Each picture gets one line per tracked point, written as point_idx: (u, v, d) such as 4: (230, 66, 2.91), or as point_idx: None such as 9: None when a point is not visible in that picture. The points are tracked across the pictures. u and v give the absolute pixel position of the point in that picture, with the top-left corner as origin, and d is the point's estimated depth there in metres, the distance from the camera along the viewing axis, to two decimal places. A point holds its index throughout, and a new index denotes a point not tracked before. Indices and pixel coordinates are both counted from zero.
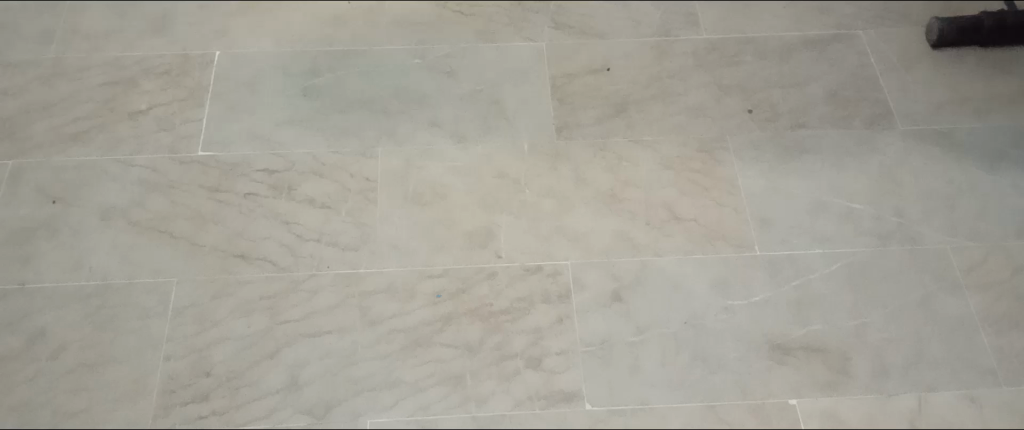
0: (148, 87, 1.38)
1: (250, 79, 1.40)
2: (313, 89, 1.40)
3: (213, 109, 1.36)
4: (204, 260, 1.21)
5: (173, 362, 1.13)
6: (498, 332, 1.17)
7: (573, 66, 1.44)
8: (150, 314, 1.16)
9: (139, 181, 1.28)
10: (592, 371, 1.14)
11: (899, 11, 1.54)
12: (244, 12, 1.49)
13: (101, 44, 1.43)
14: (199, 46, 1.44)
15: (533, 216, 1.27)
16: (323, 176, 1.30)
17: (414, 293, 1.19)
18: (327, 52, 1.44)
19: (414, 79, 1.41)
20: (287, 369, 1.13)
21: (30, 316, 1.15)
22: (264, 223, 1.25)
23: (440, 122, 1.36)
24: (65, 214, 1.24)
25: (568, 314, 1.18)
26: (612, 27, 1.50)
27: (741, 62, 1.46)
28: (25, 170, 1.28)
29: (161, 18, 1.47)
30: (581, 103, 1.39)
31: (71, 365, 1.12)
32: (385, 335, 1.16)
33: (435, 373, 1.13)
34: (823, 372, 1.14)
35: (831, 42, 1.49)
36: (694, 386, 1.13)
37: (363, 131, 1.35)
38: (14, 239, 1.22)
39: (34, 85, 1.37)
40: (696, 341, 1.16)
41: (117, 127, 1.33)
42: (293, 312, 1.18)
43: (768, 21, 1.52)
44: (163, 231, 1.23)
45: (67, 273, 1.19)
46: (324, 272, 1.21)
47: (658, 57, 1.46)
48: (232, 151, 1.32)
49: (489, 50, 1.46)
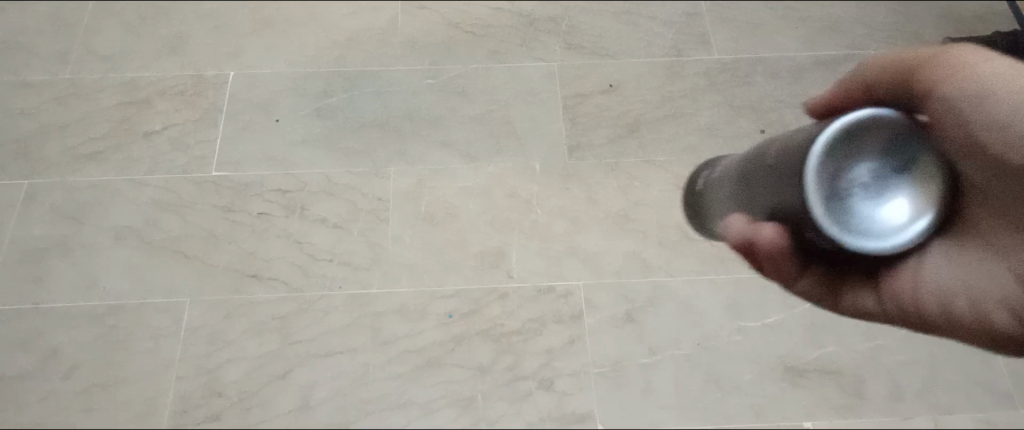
0: (162, 107, 1.39)
1: (264, 99, 1.41)
2: (325, 110, 1.40)
3: (227, 129, 1.37)
4: (216, 280, 1.21)
5: (186, 382, 1.13)
6: (509, 353, 1.16)
7: (585, 87, 1.44)
8: (162, 334, 1.17)
9: (153, 201, 1.29)
10: (605, 393, 1.14)
11: (911, 31, 1.53)
12: (257, 32, 1.50)
13: (115, 63, 1.44)
14: (213, 67, 1.45)
15: (545, 236, 1.26)
16: (335, 196, 1.30)
17: (425, 313, 1.19)
18: (340, 73, 1.45)
19: (426, 99, 1.42)
20: (299, 390, 1.14)
21: (43, 336, 1.16)
22: (276, 243, 1.25)
23: (452, 142, 1.37)
24: (79, 234, 1.25)
25: (579, 335, 1.18)
26: (624, 47, 1.50)
27: (752, 82, 1.46)
28: (40, 190, 1.29)
29: (176, 38, 1.48)
30: (593, 124, 1.39)
31: (84, 385, 1.13)
32: (396, 356, 1.16)
33: (446, 394, 1.13)
34: (838, 394, 1.14)
35: (844, 62, 1.49)
36: (707, 408, 1.13)
37: (375, 152, 1.35)
38: (29, 258, 1.23)
39: (49, 105, 1.37)
40: (709, 363, 1.16)
41: (132, 147, 1.34)
42: (304, 332, 1.18)
43: (781, 40, 1.52)
44: (176, 250, 1.24)
45: (80, 293, 1.20)
46: (335, 293, 1.21)
47: (669, 77, 1.46)
48: (245, 171, 1.32)
49: (501, 70, 1.46)
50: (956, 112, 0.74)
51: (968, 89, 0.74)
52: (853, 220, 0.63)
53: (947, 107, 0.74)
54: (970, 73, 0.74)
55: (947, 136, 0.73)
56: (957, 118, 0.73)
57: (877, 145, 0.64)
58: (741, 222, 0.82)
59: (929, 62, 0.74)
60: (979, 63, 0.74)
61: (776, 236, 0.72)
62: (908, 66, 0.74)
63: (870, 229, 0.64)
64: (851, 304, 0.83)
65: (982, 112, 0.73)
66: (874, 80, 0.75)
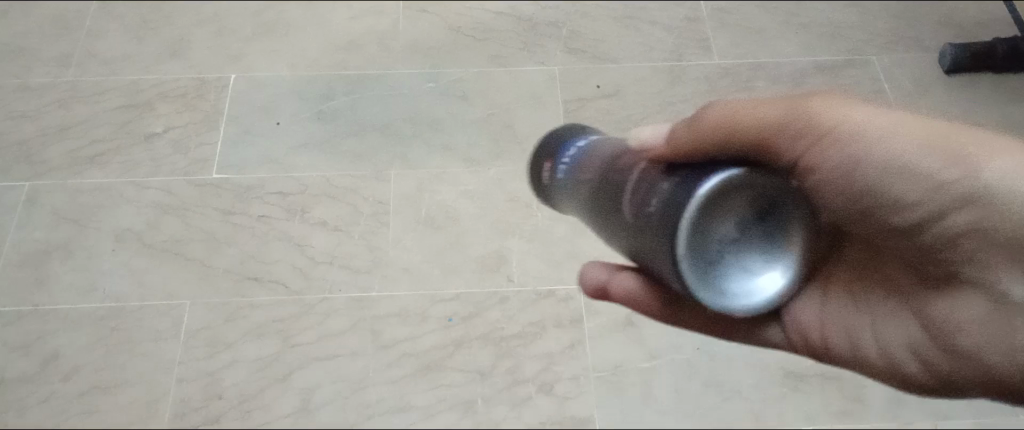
0: (164, 110, 1.39)
1: (265, 103, 1.42)
2: (327, 113, 1.40)
3: (228, 133, 1.37)
4: (217, 283, 1.21)
5: (185, 385, 1.13)
6: (509, 357, 1.16)
7: (586, 91, 1.44)
8: (163, 337, 1.17)
9: (154, 204, 1.29)
10: (605, 398, 1.14)
11: (911, 37, 1.53)
12: (258, 35, 1.50)
13: (117, 66, 1.44)
14: (215, 70, 1.45)
15: (545, 240, 1.26)
16: (336, 199, 1.30)
17: (425, 317, 1.19)
18: (341, 77, 1.46)
19: (427, 103, 1.42)
20: (299, 393, 1.14)
21: (43, 338, 1.16)
22: (276, 247, 1.25)
23: (452, 146, 1.37)
24: (80, 237, 1.25)
25: (579, 339, 1.18)
26: (625, 52, 1.50)
27: (752, 88, 1.46)
28: (42, 192, 1.29)
29: (178, 41, 1.48)
30: (593, 128, 1.40)
31: (83, 387, 1.13)
32: (396, 360, 1.16)
33: (446, 398, 1.13)
34: (839, 399, 1.13)
35: (844, 68, 1.49)
36: (707, 413, 1.13)
37: (376, 155, 1.35)
38: (30, 260, 1.23)
39: (52, 107, 1.38)
40: (709, 368, 1.16)
41: (133, 150, 1.34)
42: (305, 335, 1.18)
43: (782, 46, 1.52)
44: (177, 253, 1.24)
45: (81, 296, 1.20)
46: (335, 296, 1.21)
47: (670, 81, 1.46)
48: (246, 174, 1.33)
49: (503, 75, 1.46)
50: (846, 161, 0.71)
51: (841, 137, 0.70)
52: (726, 288, 0.57)
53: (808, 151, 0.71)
54: (866, 115, 0.70)
55: (814, 186, 0.73)
56: (842, 163, 0.71)
57: (739, 208, 0.55)
58: (598, 268, 0.80)
59: (796, 107, 0.69)
60: (858, 103, 0.71)
61: (633, 288, 0.72)
62: (778, 115, 0.68)
63: (742, 300, 0.58)
64: (764, 337, 0.80)
65: (874, 155, 0.69)
66: (767, 118, 0.67)
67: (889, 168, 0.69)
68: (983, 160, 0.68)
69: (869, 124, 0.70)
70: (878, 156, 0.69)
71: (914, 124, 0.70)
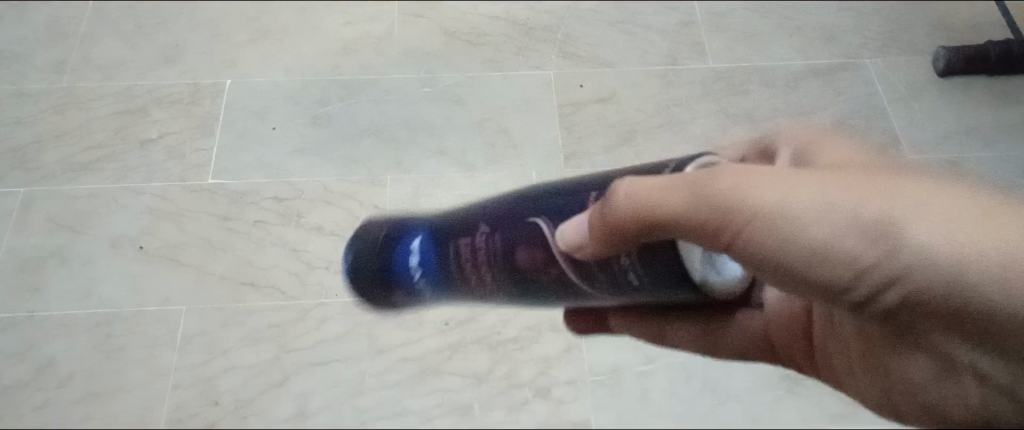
0: (160, 116, 1.39)
1: (261, 108, 1.42)
2: (322, 118, 1.41)
3: (224, 138, 1.37)
4: (212, 289, 1.21)
5: (181, 391, 1.13)
6: (506, 361, 1.16)
7: (581, 95, 1.45)
8: (158, 343, 1.16)
9: (150, 210, 1.29)
10: (602, 401, 1.14)
11: (905, 40, 1.54)
12: (254, 41, 1.50)
13: (112, 72, 1.44)
14: (210, 76, 1.45)
15: None
16: (332, 204, 1.30)
17: (422, 321, 1.18)
18: (336, 82, 1.46)
19: (423, 107, 1.42)
20: (295, 399, 1.13)
21: (39, 346, 1.16)
22: (273, 252, 1.25)
23: (448, 151, 1.37)
24: (76, 243, 1.25)
25: (576, 342, 1.17)
26: (620, 56, 1.51)
27: (747, 91, 1.47)
28: (38, 199, 1.29)
29: (172, 47, 1.48)
30: (589, 132, 1.40)
31: (78, 394, 1.12)
32: (393, 365, 1.16)
33: (443, 403, 1.13)
34: (836, 401, 1.13)
35: (838, 71, 1.49)
36: (704, 416, 1.14)
37: (371, 160, 1.35)
38: (25, 267, 1.22)
39: (47, 114, 1.37)
40: (706, 371, 1.15)
41: (128, 155, 1.34)
42: (302, 340, 1.17)
43: (776, 49, 1.52)
44: (173, 259, 1.24)
45: (76, 302, 1.19)
46: (331, 301, 1.21)
47: (665, 85, 1.47)
48: (242, 179, 1.33)
49: (498, 79, 1.47)
50: (783, 242, 0.69)
51: (774, 218, 0.69)
52: None
53: (744, 245, 0.70)
54: (779, 199, 0.69)
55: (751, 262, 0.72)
56: (773, 244, 0.70)
57: None
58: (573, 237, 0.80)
59: (715, 194, 0.69)
60: (777, 180, 0.70)
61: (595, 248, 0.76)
62: (687, 202, 0.70)
63: None
64: None
65: (804, 242, 0.69)
66: (687, 217, 0.70)
67: (834, 243, 0.69)
68: (908, 236, 0.68)
69: (800, 199, 0.69)
70: (820, 231, 0.68)
71: (846, 193, 0.70)
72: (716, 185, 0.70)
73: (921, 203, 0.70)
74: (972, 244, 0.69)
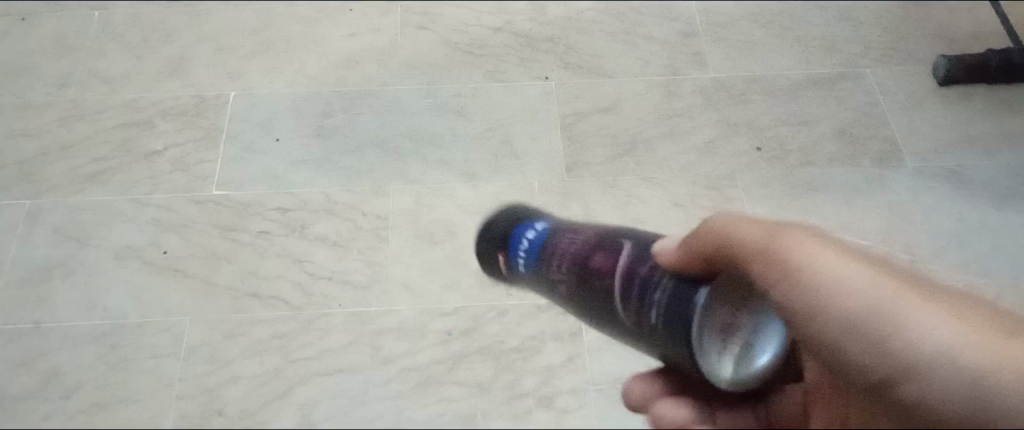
0: (164, 129, 1.40)
1: (264, 120, 1.42)
2: (326, 129, 1.42)
3: (227, 150, 1.38)
4: (217, 299, 1.22)
5: (185, 401, 1.13)
6: (509, 371, 1.17)
7: (582, 106, 1.46)
8: (163, 353, 1.17)
9: (155, 221, 1.30)
10: (604, 411, 1.14)
11: (905, 50, 1.54)
12: (257, 54, 1.52)
13: (118, 85, 1.45)
14: (214, 88, 1.46)
15: None
16: (335, 215, 1.31)
17: (426, 331, 1.20)
18: (339, 93, 1.47)
19: (425, 119, 1.43)
20: (299, 409, 1.14)
21: (44, 356, 1.16)
22: (276, 262, 1.26)
23: (451, 161, 1.38)
24: (82, 254, 1.26)
25: (579, 352, 1.18)
26: (622, 66, 1.52)
27: (749, 100, 1.47)
28: (44, 210, 1.30)
29: (177, 60, 1.50)
30: (591, 143, 1.41)
31: (85, 404, 1.13)
32: (397, 375, 1.16)
33: (446, 412, 1.14)
34: None
35: (839, 81, 1.50)
36: None
37: (375, 171, 1.36)
38: (31, 279, 1.23)
39: (53, 126, 1.39)
40: None
41: (132, 168, 1.35)
42: (305, 350, 1.18)
43: (777, 59, 1.53)
44: (177, 270, 1.25)
45: (82, 313, 1.20)
46: (335, 311, 1.21)
47: (666, 95, 1.47)
48: (246, 190, 1.34)
49: (500, 90, 1.47)
50: (823, 310, 0.69)
51: (827, 280, 0.70)
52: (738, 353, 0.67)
53: (790, 296, 0.69)
54: (824, 263, 0.71)
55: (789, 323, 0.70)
56: (817, 307, 0.69)
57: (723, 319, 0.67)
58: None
59: (776, 244, 0.71)
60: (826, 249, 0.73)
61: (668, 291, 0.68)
62: (759, 242, 0.72)
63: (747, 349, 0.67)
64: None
65: (838, 306, 0.69)
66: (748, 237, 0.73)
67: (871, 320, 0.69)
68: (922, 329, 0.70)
69: (852, 271, 0.71)
70: (865, 306, 0.69)
71: (890, 282, 0.72)
72: (788, 244, 0.72)
73: (952, 314, 0.73)
74: (986, 355, 0.70)
